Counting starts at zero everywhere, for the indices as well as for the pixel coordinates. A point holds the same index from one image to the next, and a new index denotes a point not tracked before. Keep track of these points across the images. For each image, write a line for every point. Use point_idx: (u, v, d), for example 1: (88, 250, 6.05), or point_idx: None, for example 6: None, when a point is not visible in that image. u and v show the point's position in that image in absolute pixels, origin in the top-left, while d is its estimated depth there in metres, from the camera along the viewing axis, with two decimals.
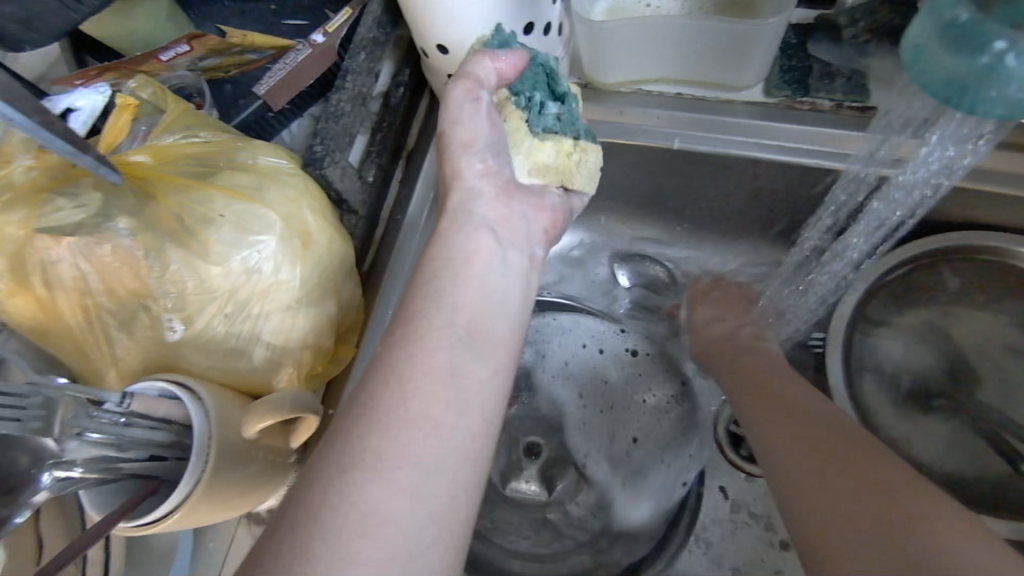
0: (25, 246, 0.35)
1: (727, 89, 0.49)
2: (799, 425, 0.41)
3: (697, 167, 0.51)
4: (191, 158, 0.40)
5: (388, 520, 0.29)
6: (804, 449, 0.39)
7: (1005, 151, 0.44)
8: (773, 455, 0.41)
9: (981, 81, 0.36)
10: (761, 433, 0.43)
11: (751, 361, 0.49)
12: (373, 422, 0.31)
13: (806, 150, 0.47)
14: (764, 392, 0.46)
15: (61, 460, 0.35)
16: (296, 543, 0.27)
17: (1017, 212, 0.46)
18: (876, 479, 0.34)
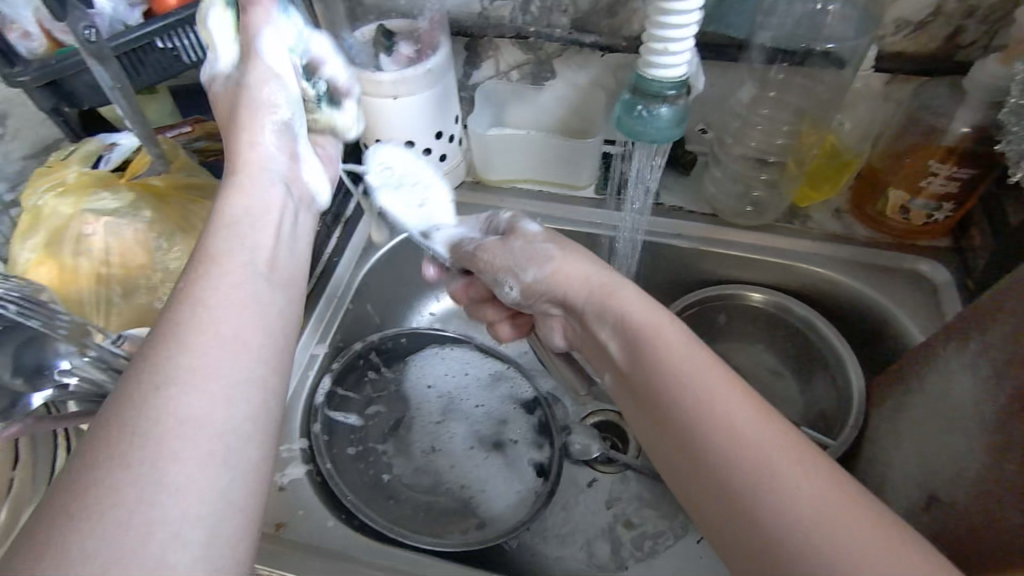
0: (71, 220, 0.50)
1: (574, 189, 0.74)
2: (752, 443, 0.34)
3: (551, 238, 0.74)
4: (196, 187, 0.56)
5: (176, 469, 0.29)
6: (763, 468, 0.33)
7: (732, 228, 0.69)
8: (730, 479, 0.33)
9: (639, 130, 0.48)
10: (704, 435, 0.35)
11: (683, 343, 0.41)
12: (151, 377, 0.31)
13: (599, 223, 0.72)
14: (719, 385, 0.37)
15: (67, 371, 0.43)
16: (96, 509, 0.27)
17: (752, 268, 0.70)
18: (834, 504, 0.31)
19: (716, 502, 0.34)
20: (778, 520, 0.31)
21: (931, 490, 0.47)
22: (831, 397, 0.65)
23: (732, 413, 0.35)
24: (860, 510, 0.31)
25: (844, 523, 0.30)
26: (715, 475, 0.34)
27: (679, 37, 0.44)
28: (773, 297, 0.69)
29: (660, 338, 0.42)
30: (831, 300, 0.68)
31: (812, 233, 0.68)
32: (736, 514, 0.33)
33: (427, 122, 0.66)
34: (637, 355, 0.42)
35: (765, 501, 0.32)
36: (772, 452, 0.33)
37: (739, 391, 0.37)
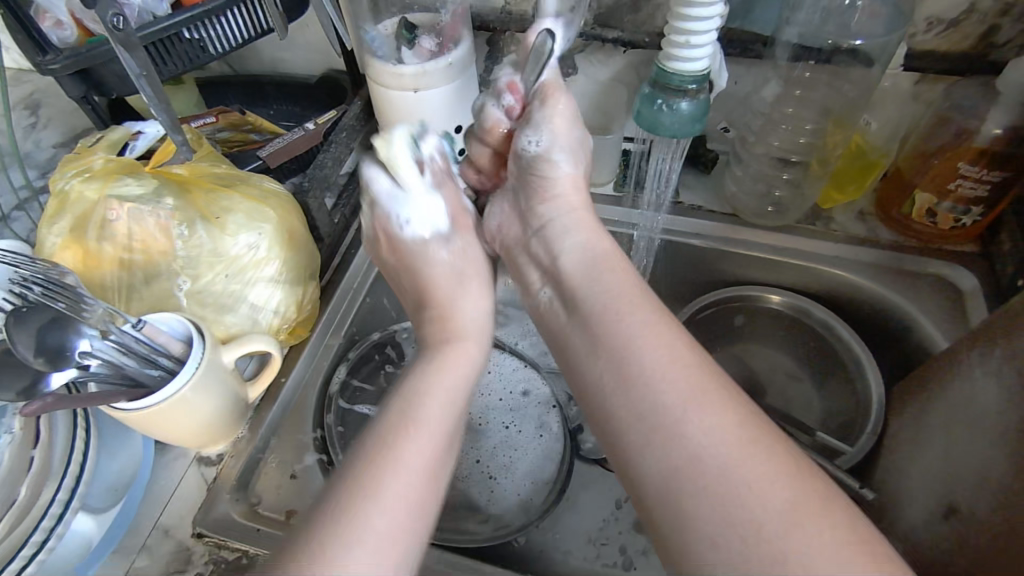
0: (97, 205, 0.51)
1: (593, 185, 0.74)
2: (697, 383, 0.35)
3: None
4: (217, 176, 0.57)
5: (397, 495, 0.35)
6: (693, 394, 0.35)
7: (752, 227, 0.68)
8: (655, 402, 0.35)
9: (658, 125, 0.48)
10: (639, 367, 0.37)
11: (627, 289, 0.43)
12: (388, 440, 0.37)
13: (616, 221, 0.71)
14: (655, 327, 0.39)
15: (89, 352, 0.44)
16: (333, 537, 0.32)
17: (773, 270, 0.68)
18: (758, 441, 0.33)
19: (636, 420, 0.36)
20: (703, 449, 0.33)
21: (949, 500, 0.46)
22: (850, 402, 0.64)
23: (663, 351, 0.37)
24: (768, 438, 0.33)
25: (754, 449, 0.32)
26: (642, 395, 0.36)
27: (701, 30, 0.43)
28: (791, 299, 0.68)
29: (616, 287, 0.43)
30: (854, 303, 0.66)
31: (837, 235, 0.67)
32: (665, 436, 0.34)
33: (448, 116, 0.65)
34: (589, 285, 0.45)
35: (687, 424, 0.34)
36: (700, 384, 0.35)
37: (669, 335, 0.39)
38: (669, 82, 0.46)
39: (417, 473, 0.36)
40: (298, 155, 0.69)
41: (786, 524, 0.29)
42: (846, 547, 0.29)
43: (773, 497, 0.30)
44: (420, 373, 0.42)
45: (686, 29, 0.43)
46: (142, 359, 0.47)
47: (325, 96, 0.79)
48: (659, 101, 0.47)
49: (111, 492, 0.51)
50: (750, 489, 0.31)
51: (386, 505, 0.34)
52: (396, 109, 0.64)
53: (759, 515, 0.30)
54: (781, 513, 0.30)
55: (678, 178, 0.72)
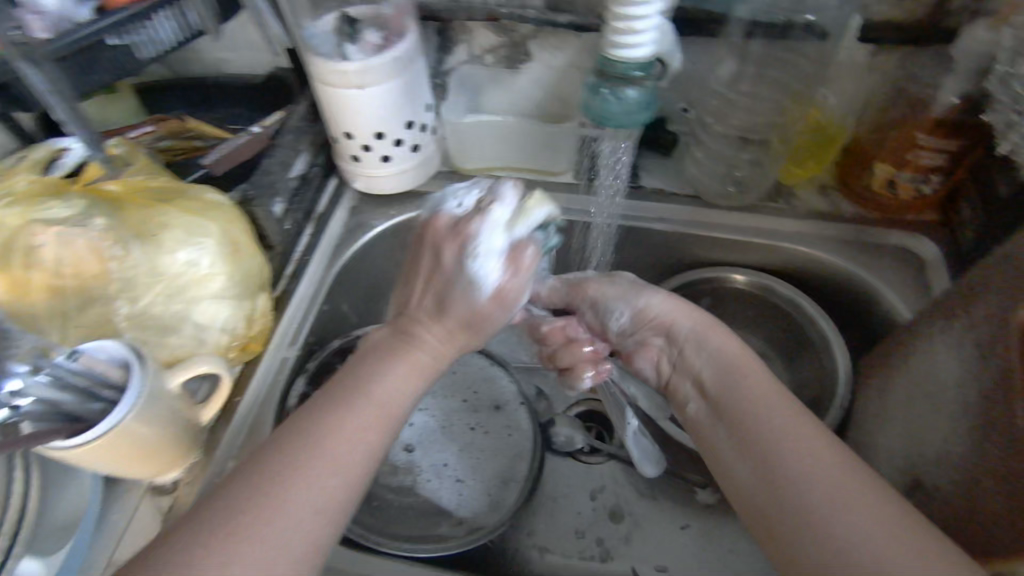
0: (20, 231, 0.47)
1: (551, 175, 0.72)
2: (846, 478, 0.38)
3: None
4: (152, 190, 0.54)
5: (293, 523, 0.36)
6: (831, 482, 0.38)
7: (711, 209, 0.67)
8: (802, 498, 0.38)
9: (609, 113, 0.46)
10: (795, 456, 0.40)
11: (765, 385, 0.46)
12: (292, 460, 0.38)
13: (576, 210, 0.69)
14: (794, 422, 0.43)
15: (20, 391, 0.41)
16: (197, 546, 0.33)
17: (734, 250, 0.68)
18: (914, 538, 0.34)
19: (786, 514, 0.38)
20: (853, 532, 0.35)
21: (914, 474, 0.46)
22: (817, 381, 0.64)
23: (815, 444, 0.41)
24: (921, 536, 0.34)
25: (908, 542, 0.34)
26: (787, 482, 0.40)
27: (642, 15, 0.41)
28: (751, 278, 0.67)
29: (749, 380, 0.47)
30: (818, 278, 0.66)
31: (798, 211, 0.66)
32: (816, 519, 0.37)
33: (397, 112, 0.63)
34: (727, 380, 0.48)
35: (825, 512, 0.37)
36: (825, 465, 0.39)
37: (810, 432, 0.42)
38: (613, 69, 0.44)
39: (319, 492, 0.37)
40: (244, 161, 0.66)
41: None
42: None
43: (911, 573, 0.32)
44: (375, 390, 0.43)
45: (626, 13, 0.41)
46: (81, 394, 0.45)
47: (271, 96, 0.76)
48: (607, 89, 0.45)
49: (59, 532, 0.48)
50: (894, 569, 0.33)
51: (274, 530, 0.35)
52: (342, 107, 0.61)
53: None
54: None
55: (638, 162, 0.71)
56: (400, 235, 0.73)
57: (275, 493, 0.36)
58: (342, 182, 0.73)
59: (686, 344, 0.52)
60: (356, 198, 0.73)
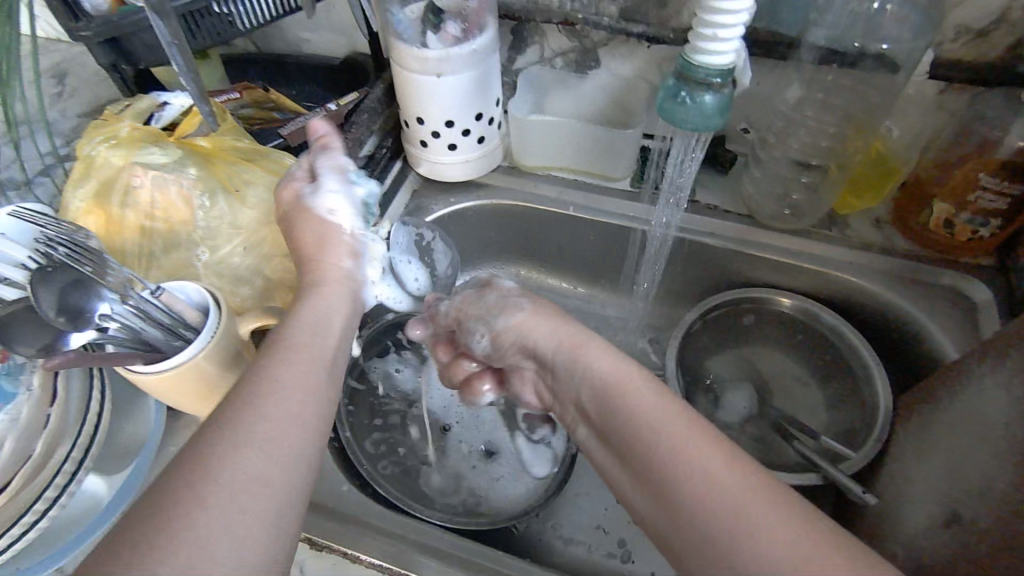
0: (122, 171, 0.51)
1: (610, 180, 0.74)
2: (729, 490, 0.33)
3: (581, 229, 0.74)
4: (239, 150, 0.57)
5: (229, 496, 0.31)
6: (760, 493, 0.33)
7: (767, 230, 0.68)
8: (698, 520, 0.33)
9: (684, 116, 0.47)
10: (685, 487, 0.34)
11: (634, 384, 0.41)
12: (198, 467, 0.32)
13: (632, 217, 0.71)
14: (661, 413, 0.38)
15: (108, 314, 0.45)
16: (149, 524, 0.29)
17: (785, 272, 0.68)
18: (815, 540, 0.30)
19: (700, 557, 0.33)
20: (770, 565, 0.30)
21: (953, 508, 0.46)
22: (855, 409, 0.64)
23: (715, 464, 0.34)
24: (826, 540, 0.31)
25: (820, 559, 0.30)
26: (674, 501, 0.35)
27: (727, 23, 0.43)
28: (798, 302, 0.68)
29: (627, 388, 0.41)
30: (865, 311, 0.66)
31: (851, 242, 0.67)
32: (701, 538, 0.33)
33: (468, 103, 0.66)
34: (602, 392, 0.43)
35: (747, 557, 0.31)
36: (751, 480, 0.33)
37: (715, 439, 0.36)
38: (694, 72, 0.46)
39: (260, 467, 0.33)
40: (317, 135, 0.70)
41: None
42: None
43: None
44: (281, 363, 0.39)
45: (714, 22, 0.43)
46: (165, 329, 0.48)
47: (347, 79, 0.80)
48: (686, 92, 0.47)
49: (122, 454, 0.51)
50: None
51: (220, 497, 0.31)
52: (418, 93, 0.65)
53: None
54: None
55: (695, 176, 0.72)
56: (457, 222, 0.75)
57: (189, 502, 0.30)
58: (405, 166, 0.75)
59: (554, 365, 0.48)
60: (418, 182, 0.76)
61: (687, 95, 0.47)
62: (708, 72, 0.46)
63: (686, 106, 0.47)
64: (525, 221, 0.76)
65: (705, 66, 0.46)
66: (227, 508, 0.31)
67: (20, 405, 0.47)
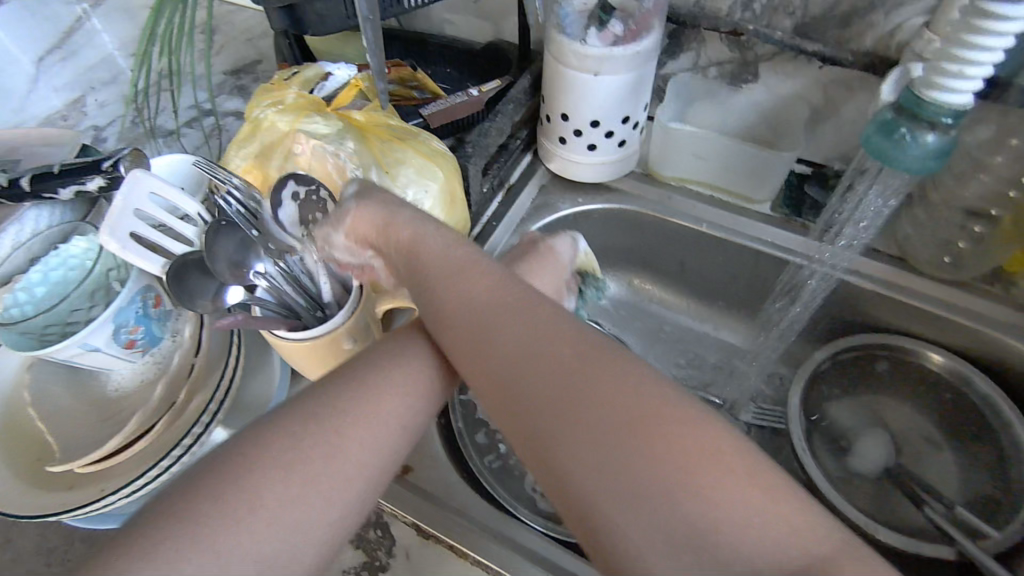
0: (287, 136, 0.52)
1: (748, 201, 0.70)
2: (598, 380, 0.34)
3: (710, 248, 0.71)
4: (394, 128, 0.58)
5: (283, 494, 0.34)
6: (578, 373, 0.34)
7: (917, 277, 0.64)
8: (554, 406, 0.33)
9: (901, 155, 0.46)
10: (511, 372, 0.35)
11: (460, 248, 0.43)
12: (285, 441, 0.35)
13: (769, 244, 0.67)
14: (496, 284, 0.40)
15: (263, 274, 0.46)
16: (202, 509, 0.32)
17: (934, 326, 0.63)
18: (686, 432, 0.32)
19: (571, 459, 0.32)
20: (645, 449, 0.31)
21: None
22: (997, 484, 0.58)
23: (542, 337, 0.36)
24: (692, 426, 0.32)
25: (689, 445, 0.31)
26: (512, 370, 0.35)
27: (982, 63, 0.41)
28: (944, 359, 0.63)
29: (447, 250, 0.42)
30: (1021, 380, 0.60)
31: (1017, 305, 0.61)
32: (565, 425, 0.33)
33: (619, 105, 0.63)
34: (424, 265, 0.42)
35: (624, 447, 0.31)
36: (591, 373, 0.34)
37: (548, 312, 0.37)
38: (923, 108, 0.44)
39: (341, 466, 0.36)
40: (457, 120, 0.70)
41: (693, 488, 0.30)
42: (731, 497, 0.30)
43: (684, 475, 0.30)
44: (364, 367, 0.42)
45: (965, 62, 0.41)
46: (311, 301, 0.49)
47: (487, 65, 0.79)
48: (909, 128, 0.45)
49: (247, 412, 0.53)
50: (737, 477, 0.30)
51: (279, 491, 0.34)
52: (570, 89, 0.63)
53: (705, 507, 0.29)
54: (702, 489, 0.30)
55: None
56: (580, 224, 0.73)
57: (246, 505, 0.32)
58: (536, 160, 0.74)
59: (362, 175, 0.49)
60: (547, 178, 0.74)
61: (909, 131, 0.45)
62: (941, 110, 0.44)
63: (905, 144, 0.45)
64: (650, 232, 0.73)
65: (940, 104, 0.44)
66: (293, 494, 0.34)
67: (166, 351, 0.51)
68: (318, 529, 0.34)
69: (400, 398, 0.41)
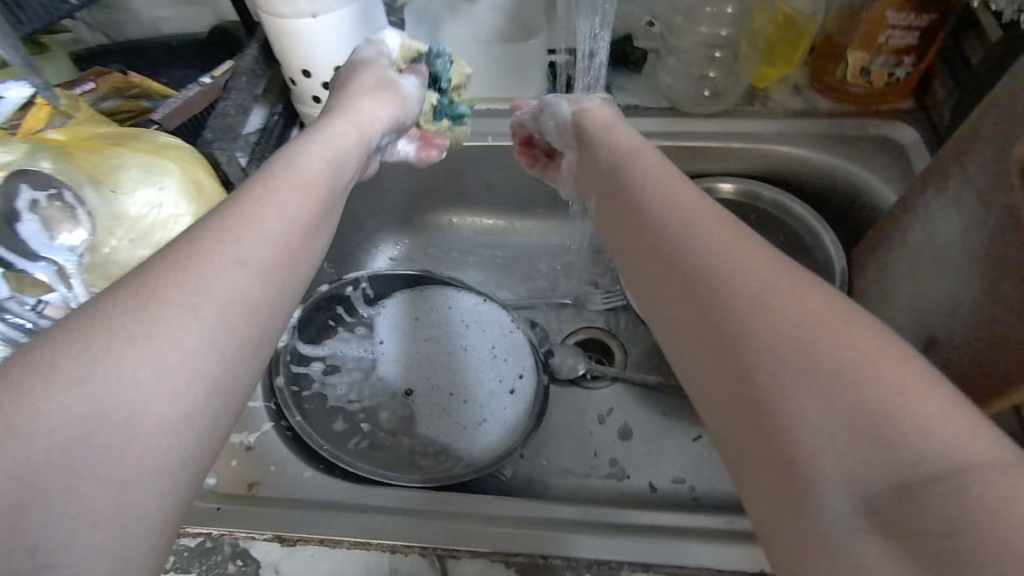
0: None
1: (523, 100, 0.70)
2: (725, 254, 0.31)
3: (503, 158, 0.70)
4: (103, 136, 0.51)
5: (125, 359, 0.28)
6: (683, 265, 0.32)
7: (689, 119, 0.66)
8: (699, 277, 0.31)
9: None
10: (701, 283, 0.31)
11: (658, 180, 0.40)
12: (125, 296, 0.30)
13: None
14: (694, 198, 0.36)
15: None
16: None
17: (718, 158, 0.67)
18: (785, 282, 0.29)
19: (721, 363, 0.28)
20: (744, 311, 0.28)
21: (930, 334, 0.44)
22: (811, 273, 0.63)
23: (710, 235, 0.33)
24: (804, 288, 0.28)
25: (784, 296, 0.28)
26: (684, 260, 0.32)
27: None
28: (734, 184, 0.66)
29: (663, 188, 0.38)
30: (797, 178, 0.66)
31: (776, 113, 0.66)
32: (721, 314, 0.29)
33: (354, 43, 0.60)
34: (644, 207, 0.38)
35: (721, 305, 0.29)
36: (748, 254, 0.31)
37: (723, 222, 0.34)
38: None
39: (186, 325, 0.30)
40: (197, 113, 0.63)
41: (845, 348, 0.25)
42: (894, 374, 0.24)
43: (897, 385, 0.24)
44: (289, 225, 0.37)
45: None
46: (28, 332, 0.46)
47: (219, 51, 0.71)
48: None
49: None
50: (846, 363, 0.25)
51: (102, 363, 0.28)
52: (296, 40, 0.58)
53: (834, 362, 0.25)
54: (828, 348, 0.26)
55: (610, 81, 0.69)
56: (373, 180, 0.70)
57: (75, 364, 0.27)
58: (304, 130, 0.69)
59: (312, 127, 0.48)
60: None
61: None
62: None
63: None
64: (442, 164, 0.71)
65: None
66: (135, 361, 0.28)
67: None
68: (172, 400, 0.29)
69: (285, 195, 0.39)
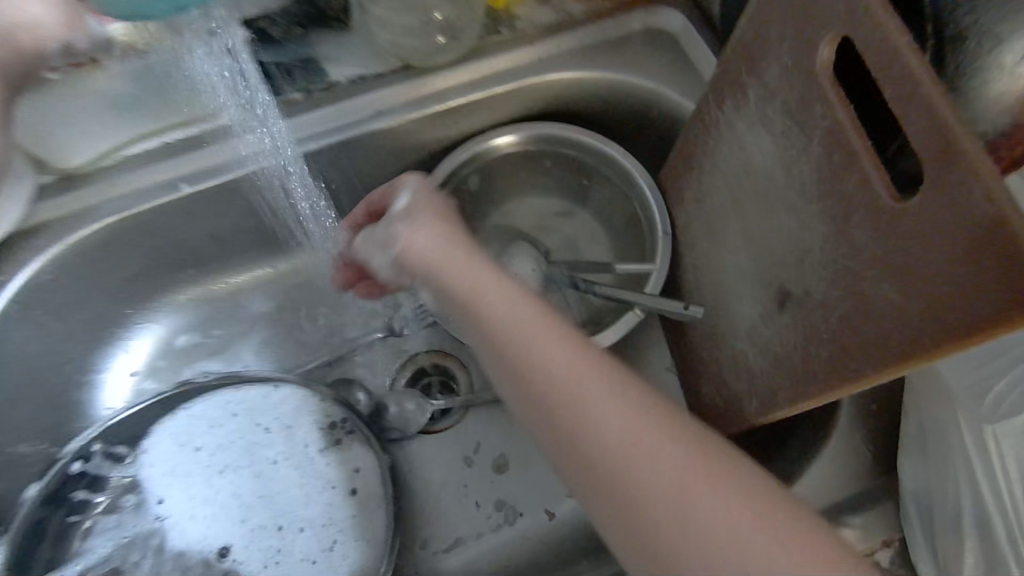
0: None
1: (202, 119, 0.49)
2: (576, 379, 0.32)
3: (207, 210, 0.51)
4: None
5: None
6: (521, 364, 0.33)
7: (435, 75, 0.52)
8: (548, 399, 0.33)
9: None
10: (556, 399, 0.32)
11: (481, 271, 0.36)
12: None
13: (246, 156, 0.49)
14: (519, 294, 0.35)
15: None
16: None
17: (486, 111, 0.54)
18: (638, 420, 0.31)
19: (583, 477, 0.32)
20: (598, 437, 0.31)
21: (779, 286, 0.37)
22: (624, 213, 0.56)
23: (564, 353, 0.33)
24: (655, 427, 0.31)
25: (631, 432, 0.31)
26: (530, 381, 0.33)
27: None
28: (517, 134, 0.54)
29: (480, 280, 0.36)
30: (584, 104, 0.55)
31: (532, 36, 0.53)
32: (570, 441, 0.32)
33: None
34: (479, 302, 0.36)
35: (576, 435, 0.32)
36: (596, 383, 0.32)
37: (575, 340, 0.34)
38: None
39: None
40: None
41: (683, 488, 0.29)
42: (725, 515, 0.29)
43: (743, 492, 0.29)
44: None
45: None
46: None
47: None
48: None
49: None
50: (687, 501, 0.29)
51: None
52: None
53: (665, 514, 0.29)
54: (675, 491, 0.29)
55: (316, 51, 0.51)
56: (41, 299, 0.48)
57: None
58: None
59: None
60: None
61: None
62: None
63: None
64: (135, 239, 0.51)
65: None
66: None
67: None
68: None
69: None
